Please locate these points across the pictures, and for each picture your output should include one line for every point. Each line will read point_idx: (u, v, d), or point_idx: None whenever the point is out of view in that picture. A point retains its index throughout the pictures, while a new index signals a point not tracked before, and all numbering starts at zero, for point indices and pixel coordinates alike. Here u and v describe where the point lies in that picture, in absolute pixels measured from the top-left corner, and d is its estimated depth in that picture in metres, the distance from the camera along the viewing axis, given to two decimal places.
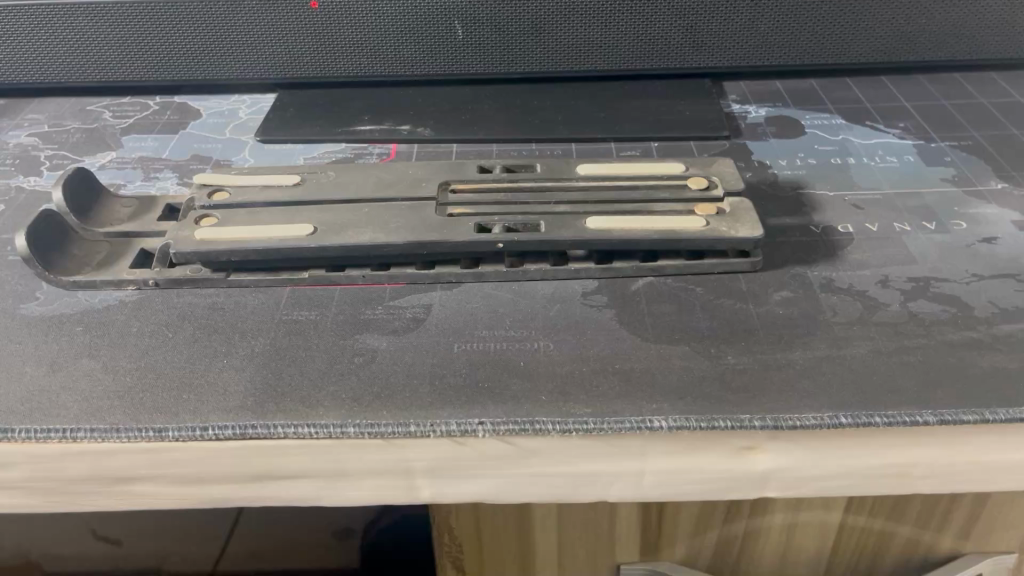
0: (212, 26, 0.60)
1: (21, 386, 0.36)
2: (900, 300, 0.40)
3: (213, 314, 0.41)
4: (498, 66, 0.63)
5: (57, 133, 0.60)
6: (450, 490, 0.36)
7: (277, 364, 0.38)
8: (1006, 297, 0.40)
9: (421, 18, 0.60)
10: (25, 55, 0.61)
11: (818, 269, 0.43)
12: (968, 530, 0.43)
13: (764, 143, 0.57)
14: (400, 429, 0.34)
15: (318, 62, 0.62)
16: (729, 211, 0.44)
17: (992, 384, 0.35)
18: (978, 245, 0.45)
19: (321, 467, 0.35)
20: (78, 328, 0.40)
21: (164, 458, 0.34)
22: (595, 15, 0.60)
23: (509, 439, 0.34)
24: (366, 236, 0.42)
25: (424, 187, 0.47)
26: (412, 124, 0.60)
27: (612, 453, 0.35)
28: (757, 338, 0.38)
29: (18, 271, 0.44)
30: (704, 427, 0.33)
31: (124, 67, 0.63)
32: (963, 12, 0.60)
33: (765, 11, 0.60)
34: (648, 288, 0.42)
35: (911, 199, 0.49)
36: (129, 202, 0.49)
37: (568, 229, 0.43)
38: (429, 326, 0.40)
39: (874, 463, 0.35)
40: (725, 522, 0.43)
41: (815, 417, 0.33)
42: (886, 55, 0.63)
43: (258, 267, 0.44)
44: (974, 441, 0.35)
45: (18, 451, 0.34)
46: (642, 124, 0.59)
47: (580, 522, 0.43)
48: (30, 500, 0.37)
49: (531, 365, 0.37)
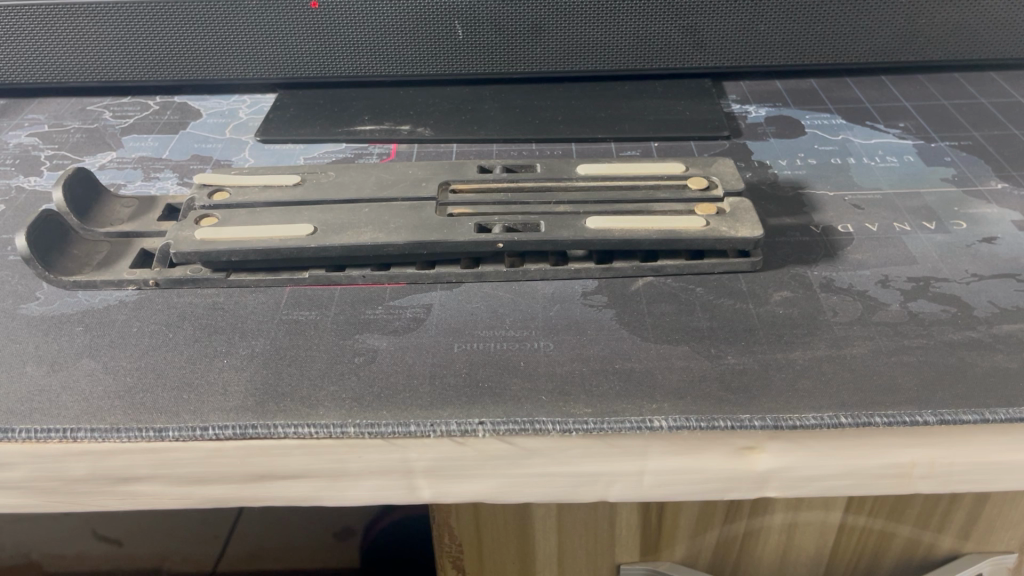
0: (212, 26, 0.60)
1: (21, 386, 0.36)
2: (900, 300, 0.40)
3: (213, 314, 0.41)
4: (498, 66, 0.63)
5: (56, 133, 0.60)
6: (450, 490, 0.36)
7: (277, 364, 0.38)
8: (1007, 297, 0.40)
9: (420, 17, 0.60)
10: (25, 55, 0.62)
11: (819, 269, 0.43)
12: (969, 531, 0.43)
13: (763, 142, 0.57)
14: (400, 429, 0.33)
15: (318, 62, 0.63)
16: (730, 212, 0.44)
17: (992, 384, 0.35)
18: (978, 245, 0.44)
19: (321, 467, 0.35)
20: (78, 328, 0.40)
21: (163, 458, 0.34)
22: (596, 16, 0.60)
23: (510, 438, 0.34)
24: (367, 236, 0.42)
25: (424, 187, 0.47)
26: (412, 124, 0.60)
27: (612, 453, 0.35)
28: (758, 337, 0.38)
29: (18, 272, 0.44)
30: (704, 427, 0.33)
31: (125, 67, 0.63)
32: (964, 11, 0.60)
33: (765, 11, 0.60)
34: (648, 288, 0.42)
35: (911, 199, 0.49)
36: (131, 202, 0.49)
37: (569, 229, 0.43)
38: (429, 325, 0.40)
39: (876, 463, 0.35)
40: (725, 521, 0.43)
41: (815, 417, 0.33)
42: (887, 55, 0.63)
43: (259, 267, 0.44)
44: (974, 442, 0.35)
45: (16, 451, 0.34)
46: (642, 124, 0.59)
47: (580, 522, 0.43)
48: (29, 500, 0.37)
49: (530, 365, 0.37)
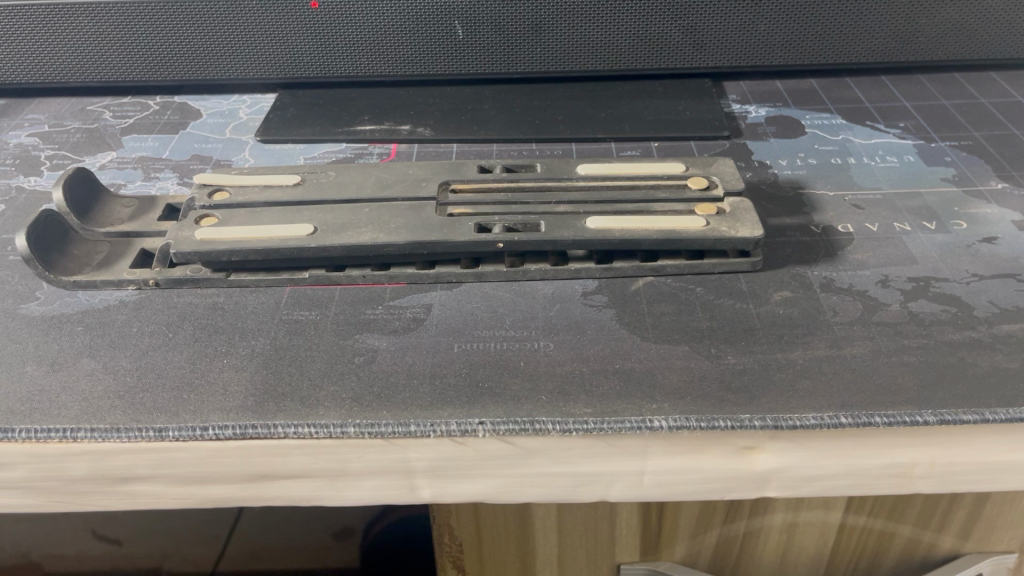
0: (213, 26, 0.60)
1: (22, 385, 0.36)
2: (900, 300, 0.40)
3: (214, 314, 0.41)
4: (498, 66, 0.63)
5: (56, 133, 0.60)
6: (451, 491, 0.36)
7: (277, 364, 0.38)
8: (1007, 297, 0.40)
9: (420, 17, 0.60)
10: (25, 56, 0.62)
11: (818, 269, 0.43)
12: (969, 531, 0.43)
13: (763, 143, 0.57)
14: (400, 429, 0.33)
15: (318, 62, 0.63)
16: (730, 211, 0.44)
17: (992, 384, 0.35)
18: (979, 245, 0.44)
19: (321, 467, 0.35)
20: (78, 328, 0.40)
21: (162, 458, 0.34)
22: (597, 15, 0.60)
23: (509, 438, 0.34)
24: (367, 236, 0.42)
25: (424, 187, 0.47)
26: (412, 124, 0.60)
27: (611, 453, 0.35)
28: (758, 338, 0.38)
29: (18, 271, 0.44)
30: (704, 427, 0.33)
31: (124, 67, 0.63)
32: (964, 11, 0.60)
33: (765, 11, 0.60)
34: (648, 288, 0.42)
35: (911, 199, 0.49)
36: (133, 202, 0.49)
37: (569, 229, 0.43)
38: (429, 325, 0.40)
39: (876, 463, 0.35)
40: (725, 522, 0.43)
41: (815, 418, 0.33)
42: (887, 55, 0.63)
43: (259, 267, 0.44)
44: (974, 441, 0.35)
45: (14, 450, 0.34)
46: (642, 124, 0.59)
47: (580, 522, 0.43)
48: (28, 500, 0.37)
49: (530, 365, 0.37)
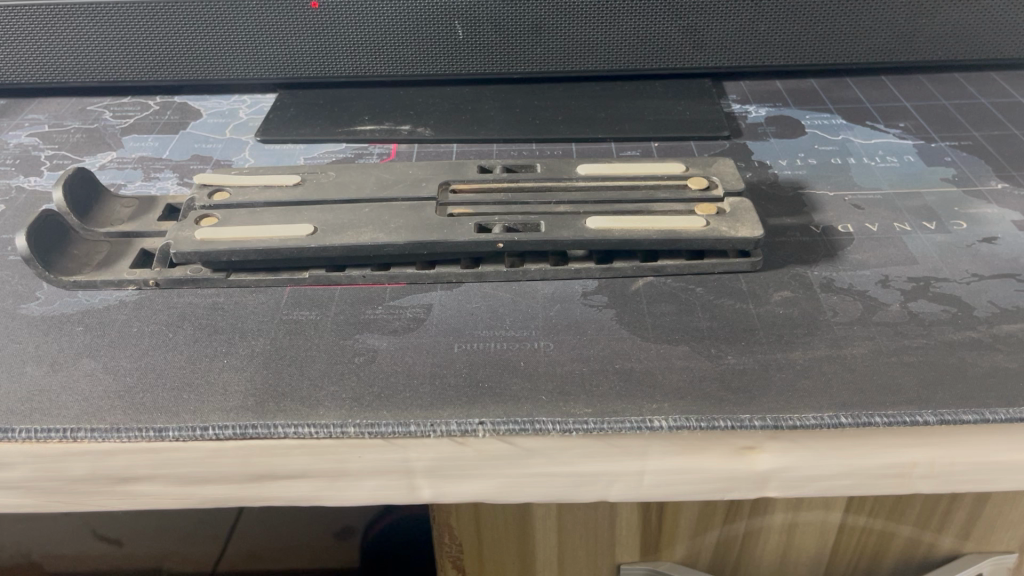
0: (213, 26, 0.60)
1: (22, 385, 0.36)
2: (900, 300, 0.40)
3: (214, 313, 0.41)
4: (498, 66, 0.63)
5: (56, 133, 0.60)
6: (451, 491, 0.36)
7: (277, 364, 0.38)
8: (1007, 297, 0.40)
9: (420, 18, 0.60)
10: (25, 56, 0.62)
11: (818, 269, 0.43)
12: (969, 531, 0.43)
13: (763, 143, 0.57)
14: (400, 429, 0.33)
15: (318, 62, 0.63)
16: (730, 211, 0.44)
17: (992, 384, 0.35)
18: (978, 244, 0.44)
19: (321, 467, 0.35)
20: (78, 328, 0.40)
21: (162, 458, 0.34)
22: (597, 15, 0.60)
23: (510, 438, 0.34)
24: (367, 236, 0.42)
25: (424, 187, 0.47)
26: (412, 124, 0.60)
27: (610, 453, 0.35)
28: (758, 338, 0.38)
29: (18, 271, 0.44)
30: (704, 427, 0.33)
31: (124, 67, 0.63)
32: (965, 11, 0.60)
33: (765, 11, 0.60)
34: (647, 288, 0.42)
35: (911, 199, 0.49)
36: (133, 203, 0.49)
37: (569, 229, 0.43)
38: (429, 325, 0.40)
39: (875, 464, 0.35)
40: (725, 521, 0.43)
41: (815, 418, 0.33)
42: (887, 55, 0.63)
43: (259, 267, 0.44)
44: (973, 441, 0.35)
45: (13, 450, 0.34)
46: (642, 124, 0.59)
47: (580, 522, 0.43)
48: (28, 500, 0.37)
49: (530, 365, 0.37)
